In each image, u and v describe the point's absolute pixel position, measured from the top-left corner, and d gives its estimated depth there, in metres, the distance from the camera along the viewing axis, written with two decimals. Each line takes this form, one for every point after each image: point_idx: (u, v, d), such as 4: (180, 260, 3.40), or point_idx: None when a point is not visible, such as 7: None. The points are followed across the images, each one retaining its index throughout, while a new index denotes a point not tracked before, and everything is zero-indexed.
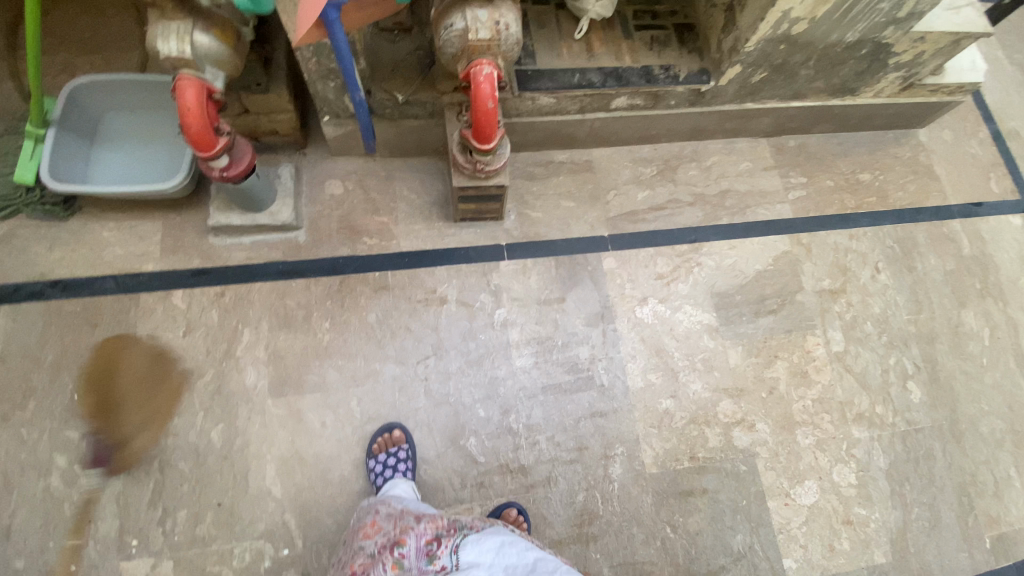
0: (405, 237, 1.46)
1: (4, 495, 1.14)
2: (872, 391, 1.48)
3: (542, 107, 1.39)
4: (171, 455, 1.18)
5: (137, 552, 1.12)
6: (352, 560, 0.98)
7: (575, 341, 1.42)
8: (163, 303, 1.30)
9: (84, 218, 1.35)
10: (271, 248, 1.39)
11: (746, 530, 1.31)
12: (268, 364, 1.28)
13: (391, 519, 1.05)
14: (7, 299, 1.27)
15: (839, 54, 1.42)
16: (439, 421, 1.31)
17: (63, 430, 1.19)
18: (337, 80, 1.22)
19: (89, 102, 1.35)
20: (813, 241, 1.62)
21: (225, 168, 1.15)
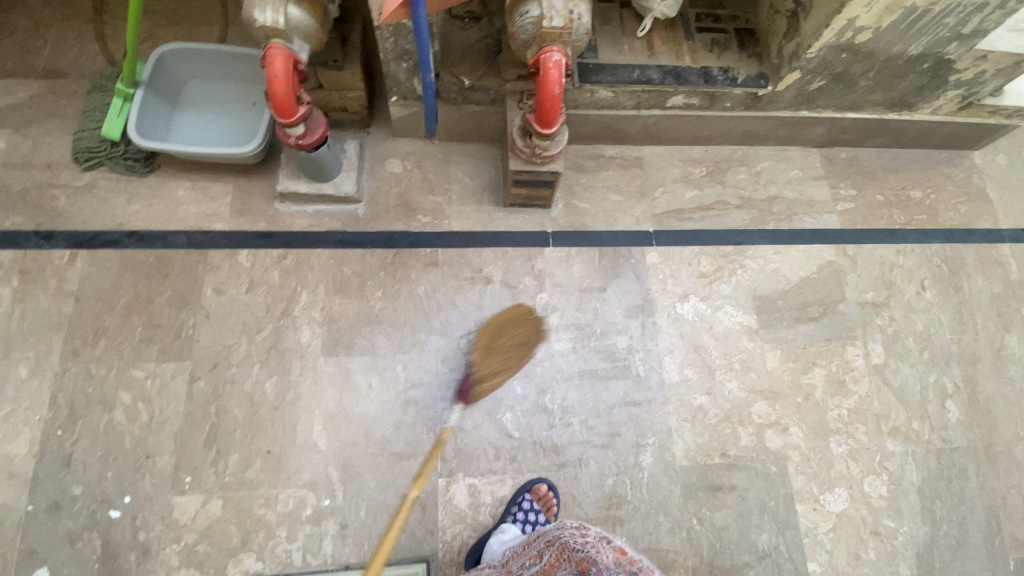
0: (456, 217, 1.52)
1: (72, 424, 1.22)
2: (910, 406, 1.47)
3: (599, 100, 1.43)
4: (228, 401, 1.26)
5: (190, 488, 1.19)
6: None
7: (614, 331, 1.45)
8: (229, 260, 1.38)
9: (161, 175, 1.43)
10: (332, 218, 1.46)
11: (772, 530, 1.32)
12: (322, 326, 1.36)
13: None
14: (86, 244, 1.36)
15: (900, 67, 1.42)
16: (478, 394, 1.35)
17: (129, 369, 1.27)
18: (409, 62, 1.28)
19: (174, 68, 1.44)
20: (859, 253, 1.62)
21: (301, 136, 1.23)
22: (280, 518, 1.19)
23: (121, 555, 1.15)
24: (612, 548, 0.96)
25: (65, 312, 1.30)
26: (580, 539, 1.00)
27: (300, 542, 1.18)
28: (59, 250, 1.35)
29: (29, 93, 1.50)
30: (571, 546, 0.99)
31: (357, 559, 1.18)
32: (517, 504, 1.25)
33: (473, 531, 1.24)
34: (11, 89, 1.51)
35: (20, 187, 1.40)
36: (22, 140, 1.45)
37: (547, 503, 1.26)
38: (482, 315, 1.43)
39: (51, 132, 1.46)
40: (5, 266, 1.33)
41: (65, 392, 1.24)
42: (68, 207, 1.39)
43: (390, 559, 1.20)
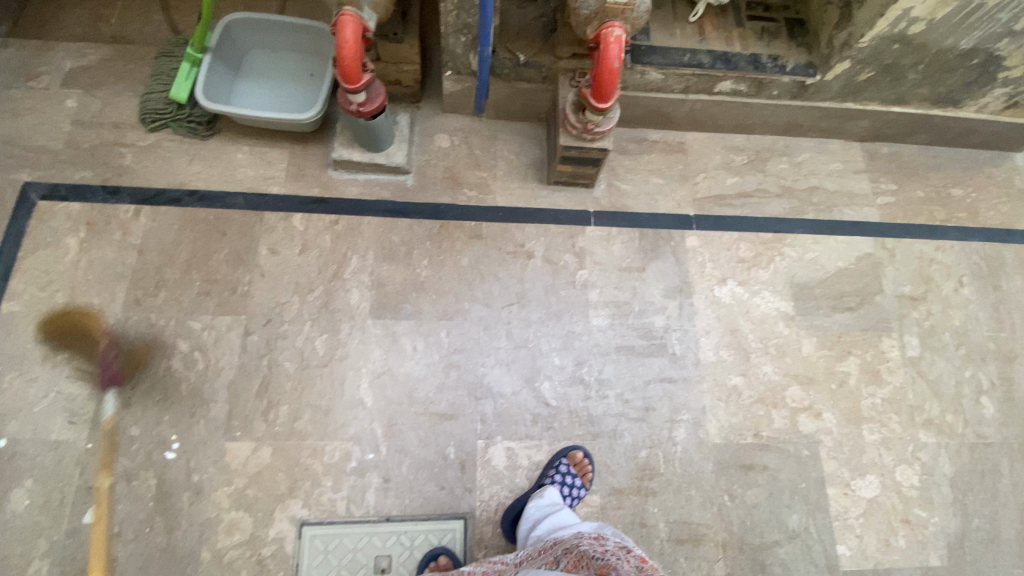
0: (501, 192, 1.55)
1: (131, 368, 1.28)
2: (944, 399, 1.48)
3: (648, 83, 1.46)
4: (280, 355, 1.31)
5: (242, 435, 1.24)
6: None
7: (652, 309, 1.47)
8: (284, 223, 1.43)
9: (221, 139, 1.49)
10: (382, 187, 1.51)
11: (803, 511, 1.33)
12: (371, 290, 1.40)
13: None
14: (150, 201, 1.42)
15: (949, 61, 1.43)
16: (518, 362, 1.38)
17: (187, 320, 1.32)
18: (468, 36, 1.33)
19: (239, 38, 1.50)
20: (898, 246, 1.62)
21: (362, 103, 1.28)
22: (326, 469, 1.23)
23: (174, 494, 1.20)
24: (632, 556, 0.96)
25: (128, 263, 1.36)
26: (600, 546, 1.00)
27: (344, 492, 1.22)
28: (125, 205, 1.41)
29: (98, 57, 1.57)
30: (591, 553, 0.98)
31: (397, 512, 1.23)
32: (554, 467, 1.27)
33: (510, 493, 1.28)
34: (81, 52, 1.57)
35: (89, 144, 1.46)
36: (91, 100, 1.51)
37: (583, 468, 1.28)
38: (524, 288, 1.46)
39: (119, 94, 1.52)
40: (73, 217, 1.39)
41: (127, 338, 1.30)
42: (134, 165, 1.45)
43: (429, 514, 1.24)
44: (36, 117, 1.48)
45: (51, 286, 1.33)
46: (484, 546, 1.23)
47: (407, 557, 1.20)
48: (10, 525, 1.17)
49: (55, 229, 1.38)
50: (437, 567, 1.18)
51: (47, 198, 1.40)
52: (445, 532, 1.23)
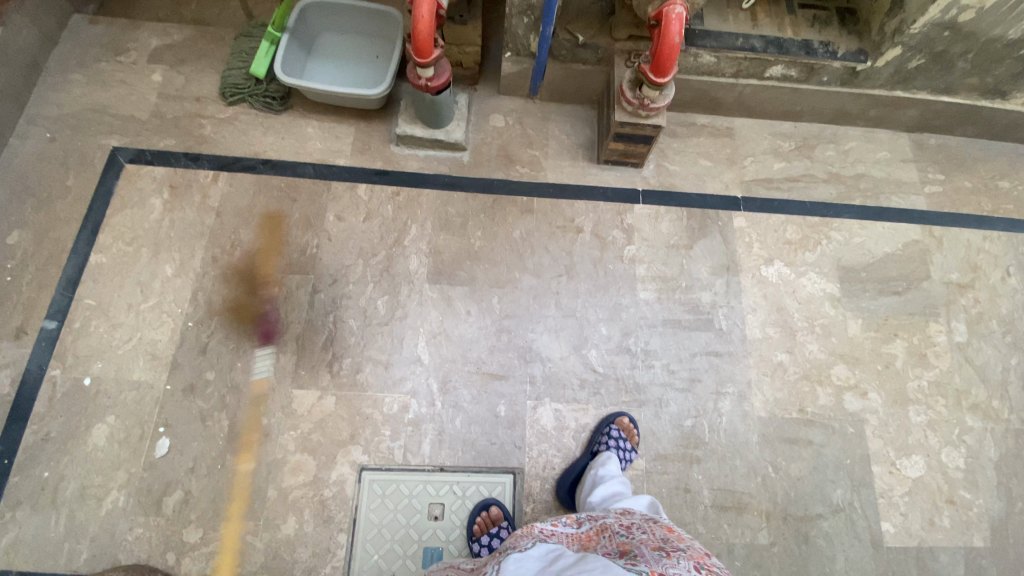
0: (553, 170, 1.61)
1: (207, 318, 1.37)
2: (991, 385, 1.48)
3: (701, 65, 1.52)
4: (344, 312, 1.39)
5: (307, 384, 1.32)
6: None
7: (699, 286, 1.50)
8: (350, 192, 1.52)
9: (293, 114, 1.60)
10: (440, 162, 1.59)
11: (847, 486, 1.34)
12: (428, 256, 1.48)
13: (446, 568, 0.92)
14: (227, 168, 1.52)
15: (1000, 50, 1.44)
16: (566, 330, 1.44)
17: (259, 277, 1.41)
18: (531, 18, 1.40)
19: (314, 20, 1.61)
20: (946, 234, 1.63)
21: (430, 78, 1.36)
22: (385, 419, 1.30)
23: (244, 436, 1.27)
24: (657, 527, 0.90)
25: (207, 224, 1.46)
26: (625, 521, 0.95)
27: (402, 441, 1.29)
28: (204, 170, 1.52)
29: (181, 36, 1.69)
30: (615, 527, 0.94)
31: (450, 463, 1.29)
32: (604, 433, 1.31)
33: (557, 452, 1.32)
34: (166, 32, 1.70)
35: (173, 115, 1.58)
36: (175, 76, 1.63)
37: (631, 433, 1.32)
38: (575, 262, 1.52)
39: (200, 71, 1.64)
40: (157, 180, 1.50)
41: (204, 291, 1.39)
42: (213, 135, 1.56)
43: (481, 467, 1.29)
44: (126, 89, 1.60)
45: (136, 241, 1.44)
46: (533, 500, 1.28)
47: (459, 506, 1.25)
48: (92, 456, 1.25)
49: (141, 190, 1.49)
50: (488, 517, 1.23)
51: (135, 162, 1.52)
52: (495, 485, 1.28)
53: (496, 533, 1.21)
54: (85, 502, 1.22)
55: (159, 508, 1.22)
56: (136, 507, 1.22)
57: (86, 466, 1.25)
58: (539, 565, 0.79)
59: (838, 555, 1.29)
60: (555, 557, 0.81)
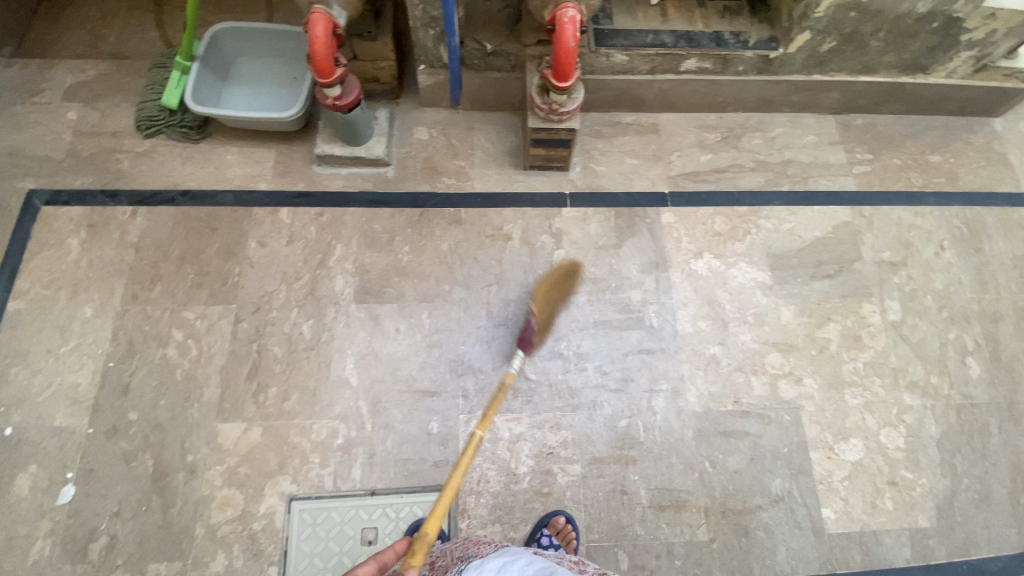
0: (479, 179, 1.60)
1: (129, 357, 1.35)
2: (928, 361, 1.48)
3: (615, 65, 1.51)
4: (268, 339, 1.37)
5: (233, 417, 1.30)
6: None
7: (629, 284, 1.50)
8: (272, 217, 1.50)
9: (211, 141, 1.58)
10: (363, 179, 1.57)
11: (786, 475, 1.33)
12: (355, 276, 1.46)
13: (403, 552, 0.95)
14: (146, 202, 1.50)
15: (909, 27, 1.44)
16: (498, 340, 1.42)
17: (181, 311, 1.39)
18: (436, 29, 1.39)
19: (227, 46, 1.59)
20: (876, 214, 1.63)
21: (338, 97, 1.34)
22: (314, 446, 1.29)
23: (170, 474, 1.25)
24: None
25: (126, 260, 1.44)
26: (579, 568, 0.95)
27: (331, 467, 1.27)
28: (122, 206, 1.49)
29: (97, 71, 1.67)
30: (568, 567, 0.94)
31: (382, 486, 1.27)
32: (536, 540, 1.22)
33: (492, 464, 1.30)
34: (81, 68, 1.67)
35: (89, 152, 1.55)
36: (91, 112, 1.60)
37: (567, 537, 1.23)
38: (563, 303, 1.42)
39: (117, 105, 1.62)
40: (75, 220, 1.48)
41: (125, 329, 1.37)
42: (131, 170, 1.54)
43: (414, 487, 1.28)
44: (41, 130, 1.58)
45: (54, 284, 1.41)
46: (468, 516, 1.26)
47: (392, 529, 1.24)
48: (14, 508, 1.23)
49: (58, 231, 1.47)
50: None
51: (51, 204, 1.49)
52: (429, 504, 1.27)
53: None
54: (8, 555, 1.19)
55: (85, 555, 1.20)
56: (61, 556, 1.20)
57: (8, 518, 1.22)
58: (499, 563, 0.82)
59: (779, 545, 1.28)
60: (510, 563, 0.82)
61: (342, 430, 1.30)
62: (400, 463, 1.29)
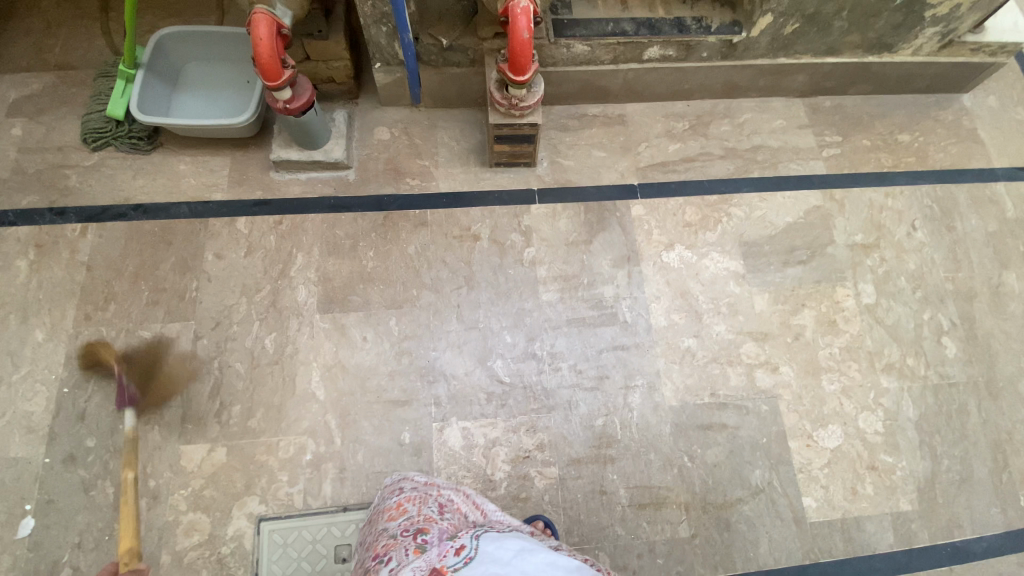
0: (444, 179, 1.56)
1: (83, 381, 1.29)
2: (904, 343, 1.47)
3: (576, 56, 1.48)
4: (230, 356, 1.33)
5: (196, 438, 1.25)
6: (376, 542, 0.88)
7: (601, 280, 1.47)
8: (229, 227, 1.45)
9: (163, 152, 1.51)
10: (324, 184, 1.52)
11: (766, 466, 1.32)
12: (318, 285, 1.42)
13: (417, 501, 0.95)
14: (96, 218, 1.44)
15: (872, 4, 1.41)
16: (469, 343, 1.39)
17: (138, 330, 1.34)
18: (388, 26, 1.34)
19: (174, 51, 1.53)
20: (847, 197, 1.62)
21: (288, 100, 1.29)
22: (282, 464, 1.24)
23: None
24: None
25: (78, 280, 1.38)
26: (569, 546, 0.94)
27: (301, 485, 1.23)
28: (71, 224, 1.43)
29: (41, 84, 1.59)
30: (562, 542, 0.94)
31: (354, 501, 1.23)
32: None
33: (467, 472, 1.27)
34: (24, 82, 1.60)
35: (34, 168, 1.49)
36: (35, 126, 1.53)
37: None
38: (312, 318, 1.38)
39: (62, 118, 1.54)
40: (22, 240, 1.41)
41: (79, 352, 1.31)
42: (79, 185, 1.47)
43: None
44: None
45: (3, 308, 1.35)
46: None
47: None
48: None
49: (5, 253, 1.40)
50: None
51: None
52: None
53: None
54: None
55: None
56: None
57: None
58: (519, 548, 0.69)
59: (761, 537, 1.27)
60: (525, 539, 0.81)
61: (310, 445, 1.26)
62: (372, 476, 1.25)
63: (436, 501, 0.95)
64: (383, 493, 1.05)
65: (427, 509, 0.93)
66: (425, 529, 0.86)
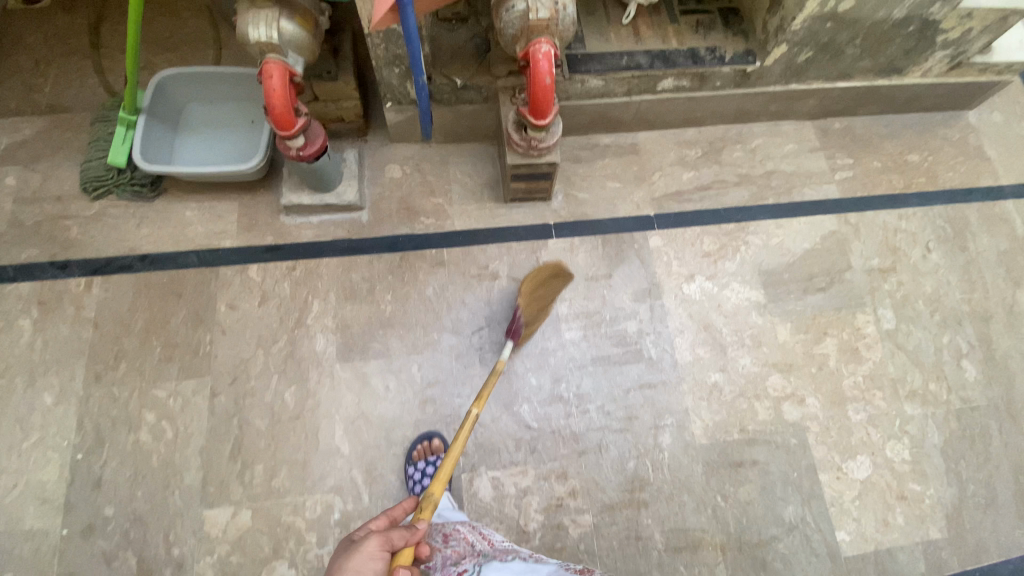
0: (459, 217, 1.53)
1: (97, 446, 1.24)
2: (926, 368, 1.48)
3: (590, 90, 1.46)
4: (250, 412, 1.29)
5: (218, 501, 1.22)
6: None
7: (623, 316, 1.45)
8: (240, 275, 1.40)
9: (168, 198, 1.46)
10: (336, 227, 1.48)
11: (798, 502, 1.32)
12: (336, 333, 1.38)
13: (423, 534, 1.09)
14: (100, 271, 1.38)
15: (886, 31, 1.40)
16: (494, 388, 1.36)
17: (151, 389, 1.29)
18: (401, 67, 1.30)
19: (174, 93, 1.48)
20: (862, 220, 1.62)
21: (301, 147, 1.25)
22: (309, 525, 1.21)
23: (156, 571, 1.16)
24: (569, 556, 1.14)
25: (85, 339, 1.32)
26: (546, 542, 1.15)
27: (330, 546, 1.20)
28: (75, 278, 1.37)
29: (34, 129, 1.53)
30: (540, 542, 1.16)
31: None
32: None
33: (500, 523, 1.25)
34: (16, 127, 1.53)
35: (33, 220, 1.43)
36: (31, 175, 1.47)
37: None
38: (332, 369, 1.34)
39: (59, 165, 1.48)
40: (24, 297, 1.35)
41: (91, 416, 1.26)
42: (81, 237, 1.41)
43: None
44: None
45: (8, 371, 1.29)
46: None
47: None
48: None
49: (7, 312, 1.34)
50: None
51: None
52: None
53: (433, 461, 1.26)
54: None
55: None
56: None
57: None
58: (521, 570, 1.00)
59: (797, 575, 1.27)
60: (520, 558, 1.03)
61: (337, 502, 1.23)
62: None
63: (441, 531, 1.09)
64: None
65: (432, 541, 1.07)
66: (431, 559, 1.02)
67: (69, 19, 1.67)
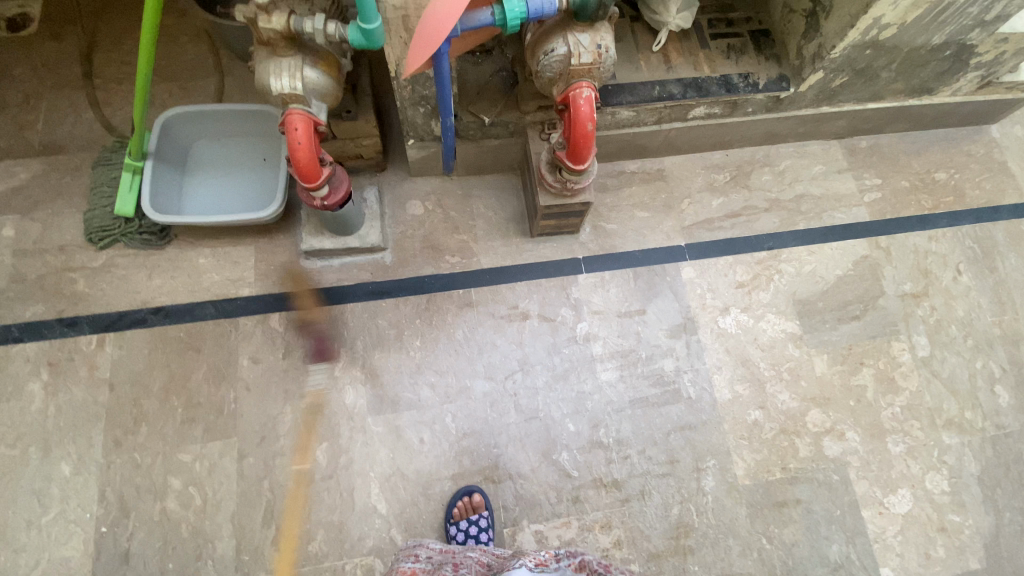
0: (485, 253, 1.47)
1: (122, 518, 1.19)
2: (961, 395, 1.47)
3: (620, 120, 1.40)
4: (281, 474, 1.24)
5: (254, 570, 1.18)
6: None
7: (659, 353, 1.42)
8: (262, 326, 1.34)
9: (179, 245, 1.38)
10: (359, 269, 1.41)
11: (842, 540, 1.31)
12: (365, 384, 1.32)
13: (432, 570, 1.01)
14: (113, 327, 1.31)
15: (922, 56, 1.37)
16: (532, 436, 1.32)
17: (176, 454, 1.24)
18: (427, 107, 1.23)
19: (180, 132, 1.39)
20: (892, 244, 1.59)
21: (325, 196, 1.17)
22: None
23: None
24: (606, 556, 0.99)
25: (101, 402, 1.26)
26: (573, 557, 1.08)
27: None
28: (86, 336, 1.30)
29: (30, 173, 1.43)
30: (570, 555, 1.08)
31: None
32: None
33: None
34: (10, 170, 1.44)
35: (36, 274, 1.34)
36: (31, 225, 1.38)
37: None
38: (362, 423, 1.29)
39: (60, 213, 1.40)
40: (33, 359, 1.28)
41: (114, 485, 1.21)
42: (89, 291, 1.34)
43: None
44: None
45: (21, 440, 1.23)
46: None
47: None
48: None
49: (15, 376, 1.27)
50: None
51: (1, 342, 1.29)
52: None
53: (474, 519, 1.21)
54: None
55: None
56: None
57: None
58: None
59: None
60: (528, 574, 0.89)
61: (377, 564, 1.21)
62: None
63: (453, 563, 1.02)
64: (399, 556, 1.11)
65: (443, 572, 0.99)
66: None
67: (59, 47, 1.56)
